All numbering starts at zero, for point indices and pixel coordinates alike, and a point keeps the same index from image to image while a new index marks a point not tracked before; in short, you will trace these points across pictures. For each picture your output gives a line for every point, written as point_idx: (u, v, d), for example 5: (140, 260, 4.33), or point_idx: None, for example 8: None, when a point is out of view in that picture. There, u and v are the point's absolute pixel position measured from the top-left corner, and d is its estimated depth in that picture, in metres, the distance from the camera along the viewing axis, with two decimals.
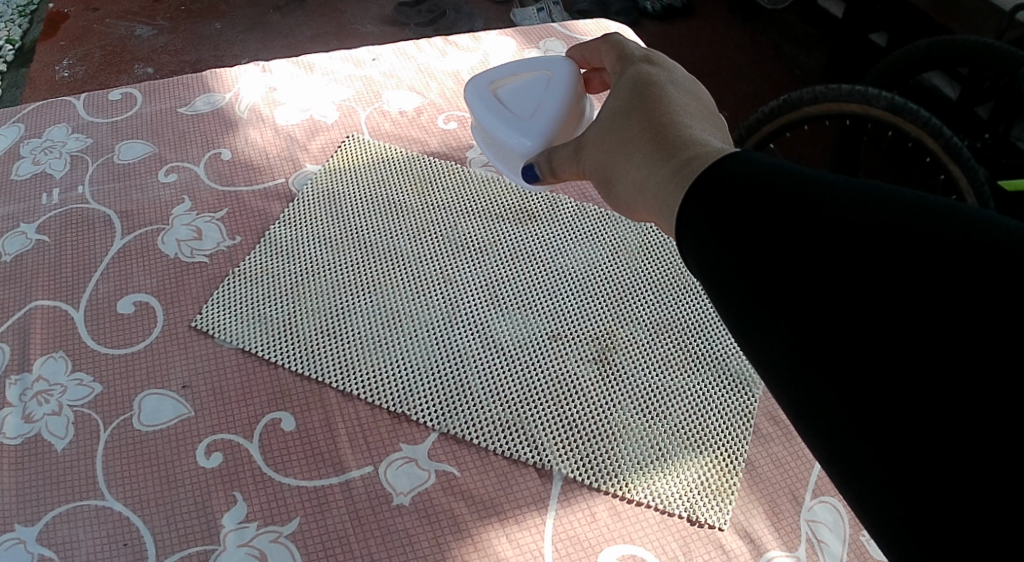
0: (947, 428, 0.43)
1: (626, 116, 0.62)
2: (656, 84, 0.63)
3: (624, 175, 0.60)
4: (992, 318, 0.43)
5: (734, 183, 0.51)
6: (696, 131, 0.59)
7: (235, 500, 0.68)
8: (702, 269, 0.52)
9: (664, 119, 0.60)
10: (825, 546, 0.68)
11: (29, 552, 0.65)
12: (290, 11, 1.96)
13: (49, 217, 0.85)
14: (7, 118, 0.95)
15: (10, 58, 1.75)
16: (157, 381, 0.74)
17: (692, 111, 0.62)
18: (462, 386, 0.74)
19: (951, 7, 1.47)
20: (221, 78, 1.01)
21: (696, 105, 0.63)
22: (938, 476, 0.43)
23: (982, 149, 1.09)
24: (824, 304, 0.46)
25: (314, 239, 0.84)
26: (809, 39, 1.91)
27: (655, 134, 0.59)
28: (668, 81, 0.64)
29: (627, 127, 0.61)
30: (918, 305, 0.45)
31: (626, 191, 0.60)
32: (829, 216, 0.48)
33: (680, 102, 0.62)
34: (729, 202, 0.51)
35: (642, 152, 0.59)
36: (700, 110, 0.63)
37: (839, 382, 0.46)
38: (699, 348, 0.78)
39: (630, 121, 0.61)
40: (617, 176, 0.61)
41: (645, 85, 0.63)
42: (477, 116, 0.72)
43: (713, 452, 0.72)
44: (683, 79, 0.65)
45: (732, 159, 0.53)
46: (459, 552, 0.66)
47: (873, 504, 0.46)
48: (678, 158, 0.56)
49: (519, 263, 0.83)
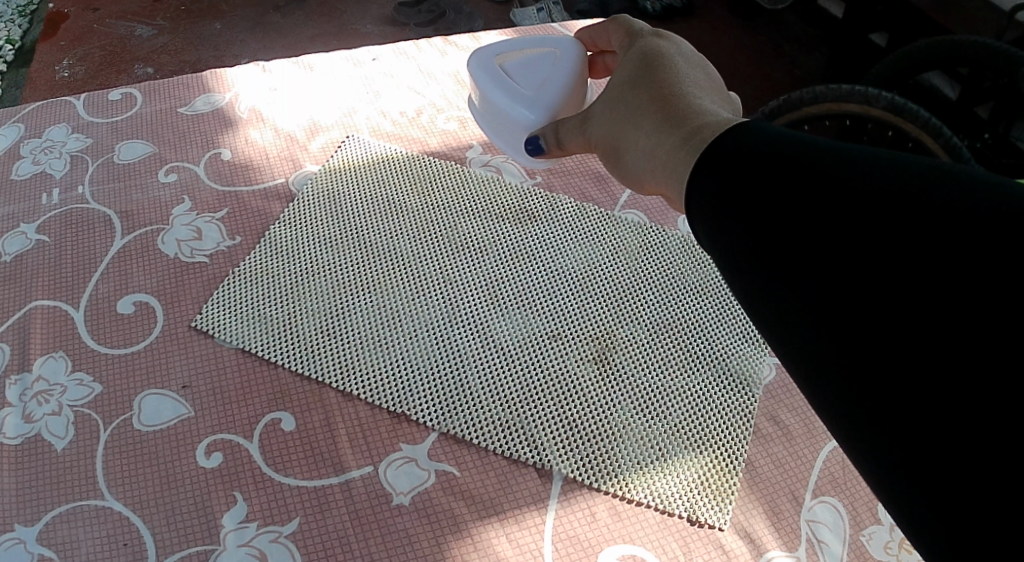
0: (951, 415, 0.43)
1: (632, 89, 0.61)
2: (664, 56, 0.62)
3: (633, 147, 0.60)
4: (997, 300, 0.42)
5: (743, 161, 0.51)
6: (704, 102, 0.58)
7: (235, 500, 0.68)
8: (716, 252, 0.52)
9: (671, 91, 0.59)
10: (824, 546, 0.68)
11: (29, 552, 0.65)
12: (290, 11, 1.96)
13: (49, 217, 0.85)
14: (7, 118, 0.95)
15: (10, 58, 1.75)
16: (157, 381, 0.74)
17: (699, 84, 0.61)
18: (462, 386, 0.74)
19: (952, 7, 1.47)
20: (220, 78, 1.01)
21: (705, 79, 0.62)
22: (943, 461, 0.43)
23: (982, 148, 1.09)
24: (832, 289, 0.46)
25: (314, 239, 0.84)
26: (809, 40, 1.91)
27: (665, 104, 0.58)
28: (676, 55, 0.63)
29: (635, 97, 0.60)
30: (922, 289, 0.44)
31: (636, 162, 0.59)
32: (834, 194, 0.47)
33: (687, 76, 0.61)
34: (737, 187, 0.51)
35: (652, 120, 0.58)
36: (709, 85, 0.62)
37: (869, 381, 0.45)
38: (699, 348, 0.78)
39: (636, 93, 0.61)
40: (626, 147, 0.60)
41: (653, 59, 0.62)
42: (490, 52, 0.73)
43: (713, 452, 0.72)
44: (692, 53, 0.64)
45: (736, 140, 0.52)
46: (459, 552, 0.66)
47: (903, 496, 0.45)
48: (686, 127, 0.56)
49: (519, 263, 0.83)
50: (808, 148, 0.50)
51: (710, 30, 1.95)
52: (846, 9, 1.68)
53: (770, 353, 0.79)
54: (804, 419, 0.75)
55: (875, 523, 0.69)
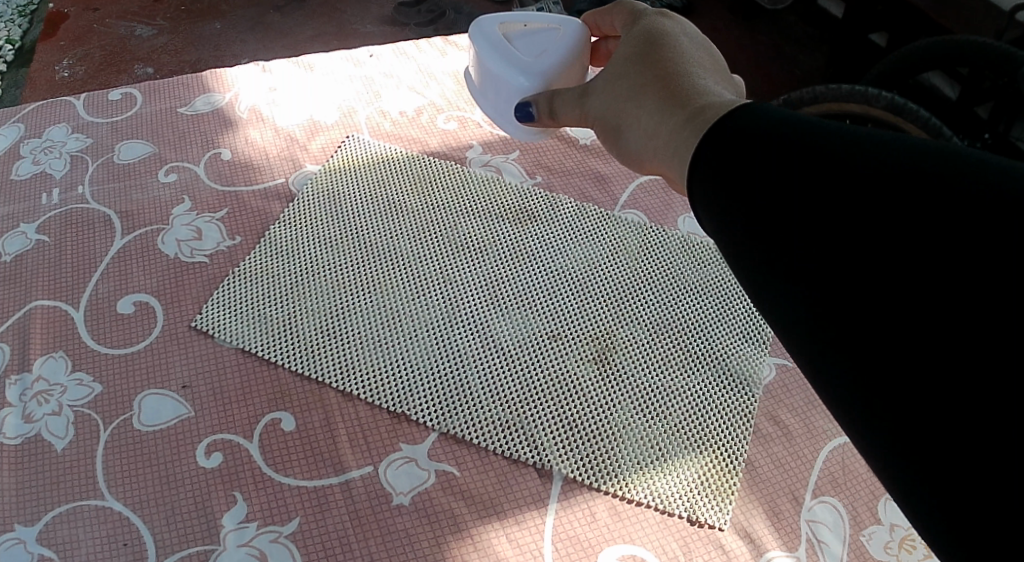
0: (952, 396, 0.43)
1: (635, 69, 0.61)
2: (668, 36, 0.62)
3: (634, 125, 0.60)
4: (997, 285, 0.42)
5: (742, 146, 0.51)
6: (708, 83, 0.58)
7: (235, 500, 0.68)
8: (716, 237, 0.51)
9: (674, 72, 0.59)
10: (825, 546, 0.68)
11: (29, 552, 0.65)
12: (290, 11, 1.96)
13: (49, 217, 0.85)
14: (6, 118, 0.95)
15: (10, 58, 1.75)
16: (157, 381, 0.74)
17: (703, 65, 0.61)
18: (462, 386, 0.74)
19: (952, 7, 1.47)
20: (220, 78, 1.01)
21: (709, 60, 0.62)
22: (943, 447, 0.43)
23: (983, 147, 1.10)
24: (834, 274, 0.46)
25: (314, 240, 0.84)
26: (809, 40, 1.91)
27: (669, 84, 0.59)
28: (681, 35, 0.63)
29: (638, 76, 0.60)
30: (922, 273, 0.43)
31: (636, 141, 0.60)
32: (835, 178, 0.47)
33: (692, 57, 0.61)
34: (737, 171, 0.50)
35: (655, 100, 0.58)
36: (712, 65, 0.62)
37: (874, 368, 0.45)
38: (699, 348, 0.78)
39: (639, 73, 0.60)
40: (627, 127, 0.61)
41: (658, 39, 0.62)
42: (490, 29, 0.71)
43: (713, 452, 0.72)
44: (696, 33, 0.64)
45: (738, 120, 0.52)
46: (459, 552, 0.66)
47: (910, 486, 0.44)
48: (689, 107, 0.56)
49: (519, 263, 0.83)
50: (809, 130, 0.49)
51: (710, 31, 1.95)
52: (846, 9, 1.68)
53: (770, 352, 0.79)
54: (803, 419, 0.75)
55: (875, 523, 0.69)
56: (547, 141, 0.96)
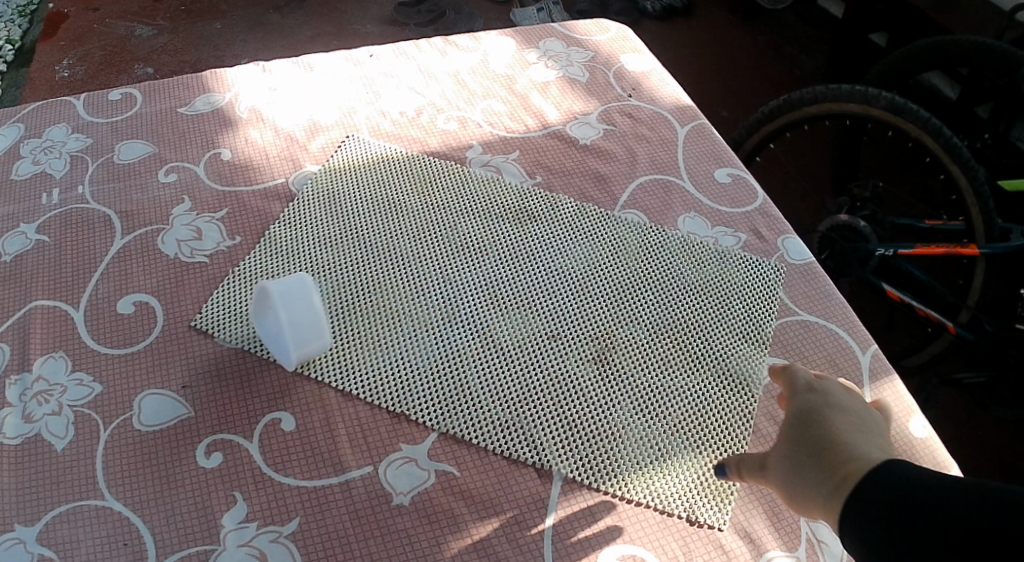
0: None
1: (801, 426, 0.64)
2: (818, 408, 0.64)
3: (804, 501, 0.62)
4: None
5: (883, 515, 0.58)
6: (863, 439, 0.62)
7: (235, 500, 0.68)
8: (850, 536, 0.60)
9: (821, 419, 0.63)
10: (824, 546, 0.68)
11: (29, 552, 0.66)
12: (290, 11, 1.96)
13: (50, 217, 0.86)
14: (6, 118, 0.95)
15: (10, 58, 1.75)
16: (156, 381, 0.74)
17: (857, 430, 0.63)
18: (462, 386, 0.74)
19: (952, 7, 1.47)
20: (220, 78, 1.01)
21: (858, 418, 0.64)
22: None
23: (983, 148, 1.15)
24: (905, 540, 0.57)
25: (314, 240, 0.84)
26: (808, 40, 1.91)
27: (831, 449, 0.62)
28: (824, 406, 0.64)
29: (806, 449, 0.63)
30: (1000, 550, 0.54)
31: (802, 503, 0.62)
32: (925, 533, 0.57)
33: (846, 431, 0.63)
34: (890, 521, 0.58)
35: (819, 473, 0.62)
36: (857, 426, 0.63)
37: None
38: (699, 349, 0.78)
39: (822, 422, 0.63)
40: (795, 497, 0.63)
41: (810, 413, 0.64)
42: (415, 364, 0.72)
43: (713, 452, 0.72)
44: (840, 397, 0.65)
45: (875, 475, 0.60)
46: (459, 552, 0.67)
47: None
48: (842, 472, 0.61)
49: (519, 263, 0.83)
50: (918, 507, 0.58)
51: (710, 31, 1.95)
52: (846, 9, 1.68)
53: (771, 352, 0.79)
54: None
55: None
56: (547, 141, 0.96)
